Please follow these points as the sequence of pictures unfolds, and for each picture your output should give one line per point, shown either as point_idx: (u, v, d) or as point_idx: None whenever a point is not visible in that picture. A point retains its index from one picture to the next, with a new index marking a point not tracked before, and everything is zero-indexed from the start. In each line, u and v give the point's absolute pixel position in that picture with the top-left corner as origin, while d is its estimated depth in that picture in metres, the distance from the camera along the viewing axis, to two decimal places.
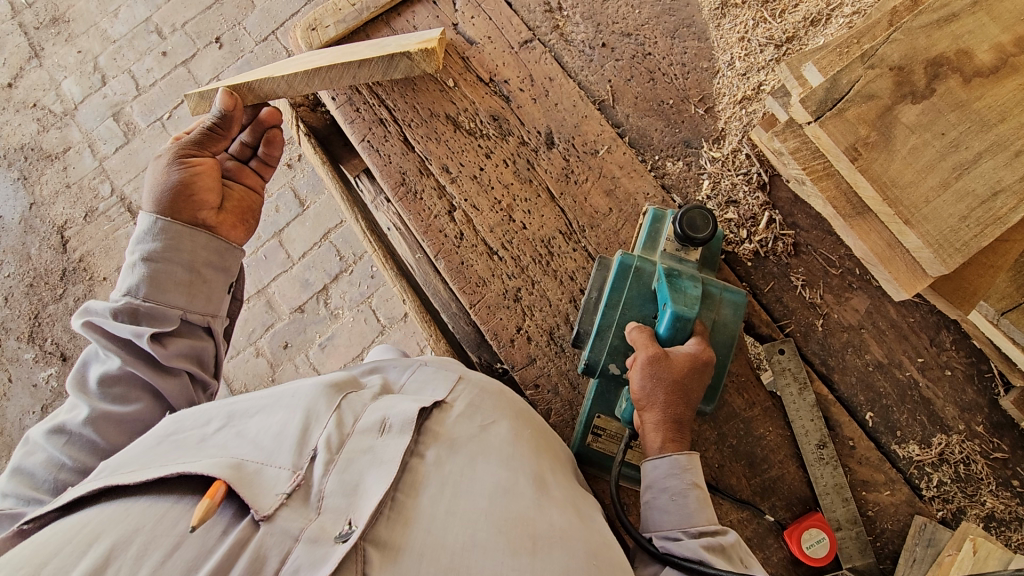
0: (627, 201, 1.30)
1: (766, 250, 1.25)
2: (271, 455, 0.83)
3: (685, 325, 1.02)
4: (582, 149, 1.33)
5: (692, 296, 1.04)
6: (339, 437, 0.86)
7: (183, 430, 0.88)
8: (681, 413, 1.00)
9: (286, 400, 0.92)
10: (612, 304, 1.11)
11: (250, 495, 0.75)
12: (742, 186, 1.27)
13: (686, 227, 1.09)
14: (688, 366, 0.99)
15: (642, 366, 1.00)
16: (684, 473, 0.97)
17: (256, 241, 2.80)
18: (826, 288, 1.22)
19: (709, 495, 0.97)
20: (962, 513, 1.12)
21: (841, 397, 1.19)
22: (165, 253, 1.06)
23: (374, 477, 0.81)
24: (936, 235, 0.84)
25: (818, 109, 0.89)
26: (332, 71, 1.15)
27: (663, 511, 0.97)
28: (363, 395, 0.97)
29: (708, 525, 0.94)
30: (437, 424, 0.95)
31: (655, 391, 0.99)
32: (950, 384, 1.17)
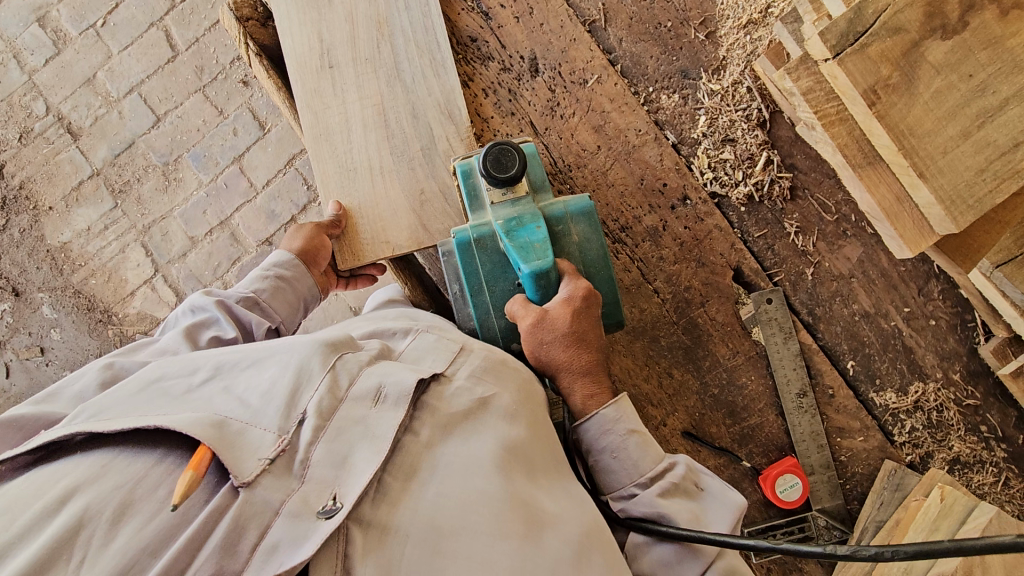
0: (616, 138, 1.20)
1: (761, 195, 1.18)
2: (257, 416, 0.77)
3: (548, 282, 0.97)
4: (569, 79, 1.20)
5: (541, 246, 0.98)
6: (331, 402, 0.79)
7: (170, 378, 0.82)
8: (588, 358, 0.96)
9: (279, 354, 0.85)
10: (478, 290, 1.04)
11: (228, 459, 0.70)
12: (740, 124, 1.19)
13: (492, 171, 0.98)
14: (569, 313, 0.95)
15: (528, 339, 0.96)
16: (616, 423, 0.93)
17: (214, 167, 2.62)
18: (819, 235, 1.18)
19: (650, 435, 0.93)
20: (930, 457, 1.15)
21: (825, 346, 1.17)
22: (290, 274, 1.08)
23: (365, 454, 0.76)
24: (950, 189, 0.78)
25: (839, 43, 0.78)
26: (367, 72, 1.18)
27: (612, 471, 0.94)
28: (360, 354, 0.88)
29: (655, 464, 0.92)
30: (433, 397, 0.87)
31: (552, 351, 0.95)
32: (933, 333, 1.17)
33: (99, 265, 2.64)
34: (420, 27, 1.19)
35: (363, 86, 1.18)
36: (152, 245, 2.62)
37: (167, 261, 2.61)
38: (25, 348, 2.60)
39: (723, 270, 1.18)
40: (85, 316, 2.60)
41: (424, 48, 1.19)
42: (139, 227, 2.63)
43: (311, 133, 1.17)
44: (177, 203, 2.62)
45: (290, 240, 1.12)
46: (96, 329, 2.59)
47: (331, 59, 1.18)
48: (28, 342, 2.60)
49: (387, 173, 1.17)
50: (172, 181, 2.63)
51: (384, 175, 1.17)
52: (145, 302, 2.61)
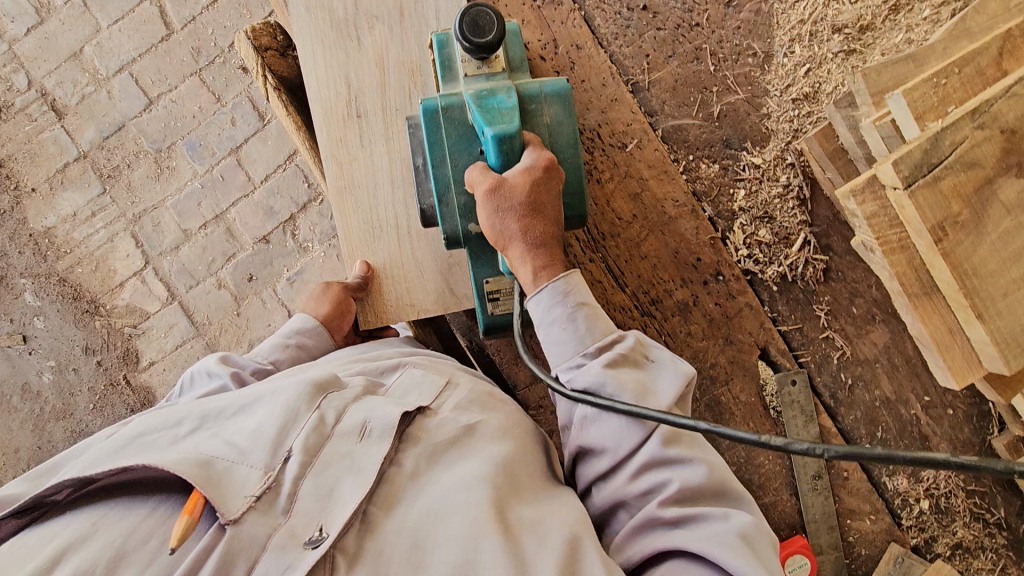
0: (652, 208, 1.16)
1: (794, 275, 1.16)
2: (244, 452, 0.71)
3: (511, 145, 0.87)
4: (608, 141, 1.16)
5: (507, 111, 0.89)
6: (320, 436, 0.74)
7: (153, 429, 0.77)
8: (544, 228, 0.87)
9: (267, 394, 0.79)
10: (439, 163, 0.93)
11: (213, 497, 0.64)
12: (780, 202, 1.15)
13: (469, 35, 0.88)
14: (529, 182, 0.85)
15: (484, 205, 0.86)
16: (568, 297, 0.84)
17: (209, 158, 2.50)
18: (848, 319, 1.17)
19: (600, 308, 0.85)
20: (934, 542, 1.18)
21: (842, 430, 1.18)
22: (310, 342, 1.05)
23: (351, 487, 0.70)
24: (1006, 332, 0.78)
25: (912, 175, 0.76)
26: (396, 123, 1.11)
27: (556, 344, 0.84)
28: (348, 390, 0.82)
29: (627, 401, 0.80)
30: (420, 429, 0.80)
31: (507, 222, 0.86)
32: (949, 422, 1.18)
33: (86, 252, 2.53)
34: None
35: (391, 137, 1.11)
36: (143, 235, 2.51)
37: (159, 253, 2.52)
38: (7, 336, 2.51)
39: (749, 349, 1.17)
40: (71, 306, 2.51)
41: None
42: (128, 216, 2.52)
43: (336, 188, 1.11)
44: (169, 192, 2.51)
45: (315, 304, 1.09)
46: (83, 320, 2.51)
47: (359, 107, 1.11)
48: (10, 329, 2.50)
49: (413, 234, 1.12)
50: (165, 169, 2.51)
51: (410, 235, 1.12)
52: (134, 295, 2.52)
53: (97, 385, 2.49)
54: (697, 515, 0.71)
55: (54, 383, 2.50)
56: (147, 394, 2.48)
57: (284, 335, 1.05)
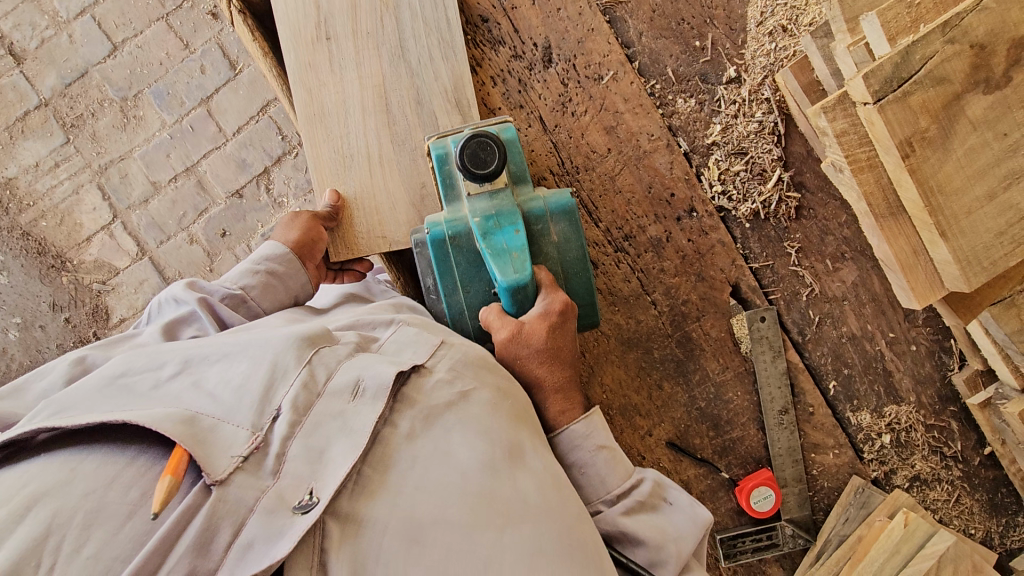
0: (628, 142, 1.14)
1: (767, 212, 1.17)
2: (230, 412, 0.70)
3: (525, 296, 0.89)
4: (584, 73, 1.13)
5: (520, 256, 0.88)
6: (307, 398, 0.73)
7: (135, 373, 0.75)
8: (561, 377, 0.91)
9: (251, 349, 0.78)
10: (451, 291, 0.96)
11: (199, 456, 0.64)
12: (755, 138, 1.15)
13: (470, 167, 0.87)
14: (545, 329, 0.88)
15: (503, 350, 0.89)
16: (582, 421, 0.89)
17: (178, 108, 2.42)
18: (818, 257, 1.18)
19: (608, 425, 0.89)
20: (893, 474, 1.21)
21: (810, 365, 1.20)
22: (281, 270, 1.00)
23: (342, 449, 0.69)
24: (967, 250, 0.78)
25: (882, 89, 0.75)
26: (366, 48, 1.08)
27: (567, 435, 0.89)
28: (338, 348, 0.81)
29: (624, 481, 0.88)
30: (413, 390, 0.79)
31: (526, 365, 0.90)
32: (912, 359, 1.20)
33: (50, 206, 2.45)
34: (429, 0, 1.09)
35: (361, 63, 1.08)
36: (110, 188, 2.43)
37: (127, 207, 2.44)
38: None
39: (721, 286, 1.17)
40: (35, 260, 2.43)
41: (431, 25, 1.08)
42: (94, 168, 2.44)
43: (306, 116, 1.08)
44: (136, 143, 2.43)
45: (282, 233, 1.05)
46: (49, 275, 2.44)
47: (328, 30, 1.08)
48: None
49: (387, 164, 1.09)
50: (131, 119, 2.42)
51: (381, 164, 1.09)
52: (103, 249, 2.46)
53: (65, 342, 2.43)
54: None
55: (20, 340, 2.44)
56: None
57: (253, 262, 0.99)
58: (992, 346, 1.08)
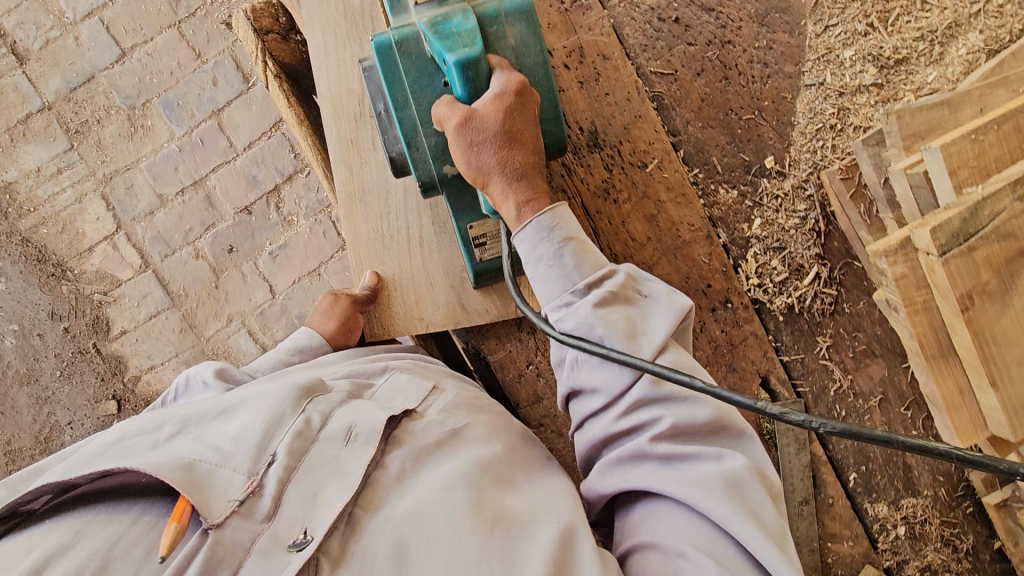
0: (668, 231, 1.13)
1: (802, 306, 1.16)
2: (227, 457, 0.72)
3: (476, 65, 0.81)
4: (628, 159, 1.11)
5: (467, 32, 0.82)
6: (302, 443, 0.75)
7: (138, 434, 0.78)
8: (522, 160, 0.84)
9: (249, 402, 0.81)
10: (403, 103, 0.88)
11: (197, 500, 0.65)
12: (795, 234, 1.14)
13: None
14: (500, 111, 0.81)
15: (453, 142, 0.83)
16: (553, 232, 0.83)
17: (188, 119, 2.35)
18: (849, 352, 1.18)
19: (587, 241, 0.84)
20: (905, 564, 1.24)
21: (832, 456, 1.22)
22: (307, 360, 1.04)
23: (336, 488, 0.71)
24: (1016, 400, 0.79)
25: (948, 243, 0.75)
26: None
27: (546, 281, 0.83)
28: (332, 396, 0.84)
29: (595, 272, 0.83)
30: (404, 432, 0.81)
31: (484, 154, 0.82)
32: (932, 455, 1.22)
33: (52, 213, 2.39)
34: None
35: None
36: (114, 198, 2.37)
37: (132, 218, 2.39)
38: None
39: (751, 377, 1.17)
40: (35, 268, 2.38)
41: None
42: (99, 176, 2.37)
43: (346, 195, 1.05)
44: (143, 153, 2.36)
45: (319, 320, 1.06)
46: (48, 284, 2.39)
47: (372, 106, 1.04)
48: None
49: (427, 247, 1.07)
50: (139, 128, 2.35)
51: (422, 246, 1.07)
52: (105, 260, 2.40)
53: (64, 352, 2.39)
54: (689, 460, 0.72)
55: (17, 347, 2.40)
56: (118, 363, 2.40)
57: (285, 352, 1.03)
58: None
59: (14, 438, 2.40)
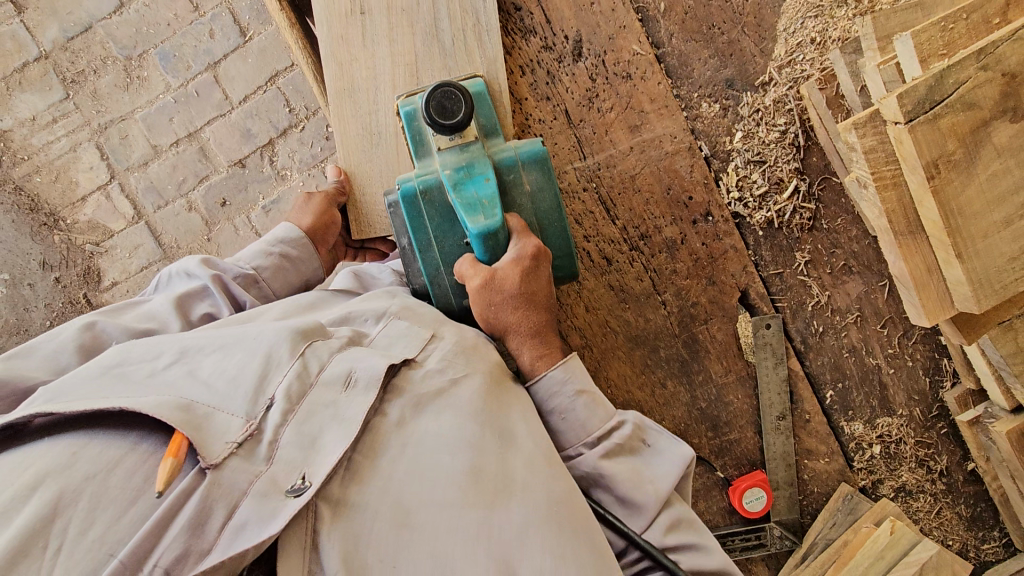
0: (650, 142, 1.15)
1: (781, 221, 1.18)
2: (223, 400, 0.75)
3: (494, 240, 0.88)
4: (612, 70, 1.14)
5: (472, 202, 0.89)
6: (301, 388, 0.77)
7: (134, 362, 0.79)
8: (537, 321, 0.89)
9: (247, 341, 0.81)
10: (425, 247, 0.95)
11: (195, 441, 0.69)
12: (775, 147, 1.16)
13: (434, 113, 0.88)
14: None
15: (477, 299, 0.88)
16: (566, 384, 0.87)
17: (184, 71, 2.36)
18: (827, 269, 1.20)
19: (600, 394, 0.88)
20: (880, 483, 1.26)
21: (810, 374, 1.23)
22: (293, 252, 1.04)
23: (334, 437, 0.73)
24: (981, 273, 0.81)
25: (914, 110, 0.77)
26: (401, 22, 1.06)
27: (558, 432, 0.88)
28: (332, 340, 0.83)
29: (604, 424, 0.86)
30: (404, 379, 0.82)
31: None
32: (908, 374, 1.24)
33: (46, 162, 2.39)
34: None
35: (396, 39, 1.07)
36: (108, 148, 2.38)
37: (126, 169, 2.40)
38: None
39: (731, 291, 1.19)
40: (27, 216, 2.38)
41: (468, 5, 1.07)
42: (93, 126, 2.38)
43: (336, 89, 1.07)
44: (139, 104, 2.37)
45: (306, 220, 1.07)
46: (40, 233, 2.39)
47: (363, 4, 1.07)
48: None
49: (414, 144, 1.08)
50: (135, 79, 2.36)
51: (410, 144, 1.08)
52: (98, 211, 2.41)
53: (54, 302, 2.39)
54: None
55: (7, 297, 2.39)
56: None
57: (265, 243, 1.03)
58: (1000, 394, 1.15)
59: None
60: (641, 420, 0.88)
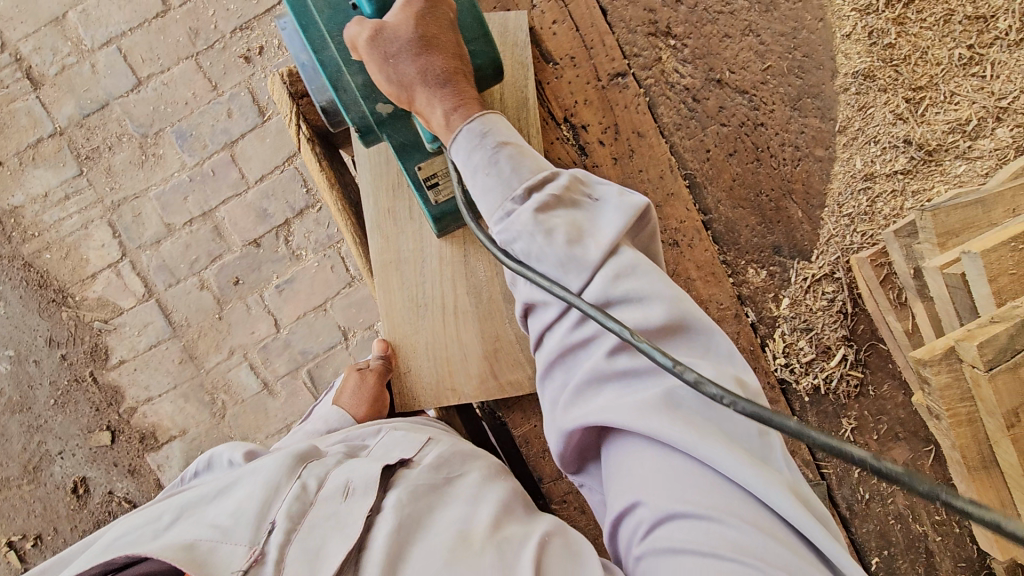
0: (696, 308, 1.12)
1: (827, 388, 1.15)
2: (226, 533, 0.78)
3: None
4: (659, 237, 1.11)
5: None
6: (299, 506, 0.82)
7: (145, 530, 0.85)
8: (446, 65, 0.79)
9: (247, 478, 0.89)
10: (320, 46, 0.85)
11: (200, 574, 0.71)
12: (823, 314, 1.13)
13: None
14: (410, 18, 0.77)
15: (371, 53, 0.76)
16: (485, 139, 0.77)
17: (201, 150, 2.33)
18: (874, 435, 1.17)
19: (527, 146, 0.77)
20: None
21: (854, 540, 1.20)
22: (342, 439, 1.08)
23: (335, 545, 0.76)
24: None
25: (995, 359, 0.74)
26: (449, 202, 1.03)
27: (485, 193, 0.76)
28: (327, 459, 0.94)
29: (536, 174, 0.74)
30: (399, 478, 0.90)
31: (403, 65, 0.77)
32: (954, 540, 1.20)
33: (56, 237, 2.35)
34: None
35: None
36: (121, 225, 2.34)
37: (138, 247, 2.36)
38: None
39: None
40: (35, 293, 2.33)
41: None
42: (106, 203, 2.34)
43: (381, 264, 1.05)
44: (153, 182, 2.34)
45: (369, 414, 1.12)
46: (48, 310, 2.35)
47: None
48: None
49: (461, 317, 1.06)
50: (150, 157, 2.33)
51: (457, 317, 1.06)
52: (108, 288, 2.36)
53: (60, 380, 2.34)
54: (672, 367, 0.65)
55: (11, 373, 2.35)
56: (115, 394, 2.36)
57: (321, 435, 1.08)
58: None
59: (3, 467, 2.35)
60: (582, 172, 0.75)
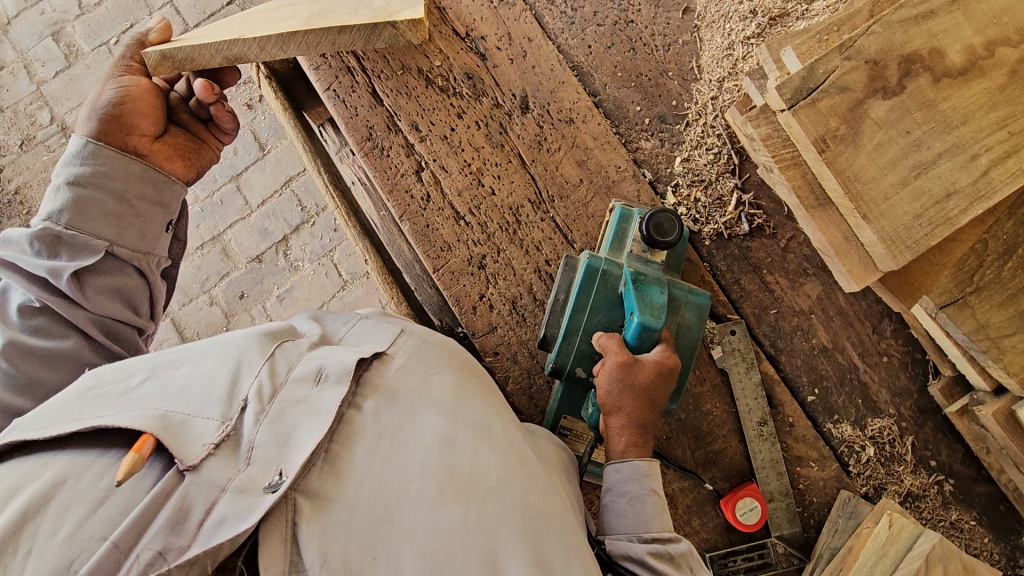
0: (598, 173, 1.29)
1: (730, 232, 1.26)
2: (198, 407, 0.72)
3: (651, 335, 0.99)
4: (557, 117, 1.30)
5: (658, 304, 1.01)
6: (273, 386, 0.76)
7: (103, 381, 0.75)
8: (645, 417, 0.98)
9: (214, 350, 0.80)
10: (580, 309, 1.09)
11: (169, 443, 0.66)
12: (711, 166, 1.27)
13: (655, 232, 1.07)
14: (654, 373, 0.97)
15: (610, 373, 0.98)
16: (644, 479, 0.95)
17: (210, 183, 2.56)
18: (782, 272, 1.25)
19: (667, 502, 0.95)
20: (882, 489, 1.21)
21: (785, 378, 1.24)
22: (90, 173, 0.98)
23: (310, 429, 0.72)
24: (890, 232, 0.89)
25: (793, 97, 0.90)
26: (311, 34, 1.00)
27: (621, 515, 0.94)
28: (300, 342, 0.85)
29: (662, 532, 0.91)
30: (376, 374, 0.84)
31: (619, 397, 0.98)
32: (886, 370, 1.23)
33: None
34: None
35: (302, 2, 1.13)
36: None
37: None
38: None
39: None
40: None
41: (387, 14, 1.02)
42: None
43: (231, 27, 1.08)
44: None
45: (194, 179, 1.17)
46: None
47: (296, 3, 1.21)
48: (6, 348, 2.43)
49: (319, 22, 1.00)
50: None
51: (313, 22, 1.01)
52: None
53: None
54: None
55: None
56: None
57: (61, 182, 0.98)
58: (976, 374, 1.14)
59: None
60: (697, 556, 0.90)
